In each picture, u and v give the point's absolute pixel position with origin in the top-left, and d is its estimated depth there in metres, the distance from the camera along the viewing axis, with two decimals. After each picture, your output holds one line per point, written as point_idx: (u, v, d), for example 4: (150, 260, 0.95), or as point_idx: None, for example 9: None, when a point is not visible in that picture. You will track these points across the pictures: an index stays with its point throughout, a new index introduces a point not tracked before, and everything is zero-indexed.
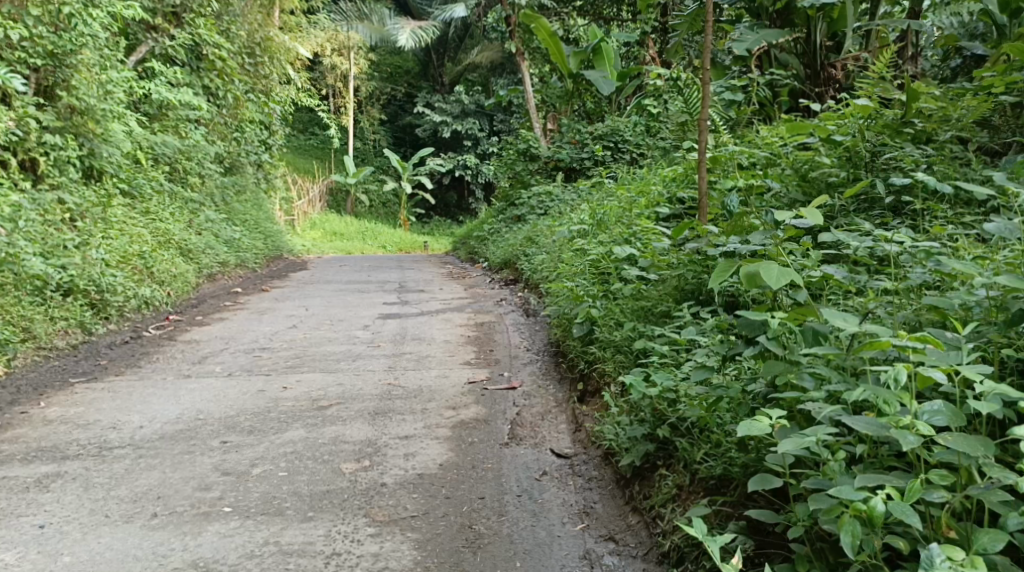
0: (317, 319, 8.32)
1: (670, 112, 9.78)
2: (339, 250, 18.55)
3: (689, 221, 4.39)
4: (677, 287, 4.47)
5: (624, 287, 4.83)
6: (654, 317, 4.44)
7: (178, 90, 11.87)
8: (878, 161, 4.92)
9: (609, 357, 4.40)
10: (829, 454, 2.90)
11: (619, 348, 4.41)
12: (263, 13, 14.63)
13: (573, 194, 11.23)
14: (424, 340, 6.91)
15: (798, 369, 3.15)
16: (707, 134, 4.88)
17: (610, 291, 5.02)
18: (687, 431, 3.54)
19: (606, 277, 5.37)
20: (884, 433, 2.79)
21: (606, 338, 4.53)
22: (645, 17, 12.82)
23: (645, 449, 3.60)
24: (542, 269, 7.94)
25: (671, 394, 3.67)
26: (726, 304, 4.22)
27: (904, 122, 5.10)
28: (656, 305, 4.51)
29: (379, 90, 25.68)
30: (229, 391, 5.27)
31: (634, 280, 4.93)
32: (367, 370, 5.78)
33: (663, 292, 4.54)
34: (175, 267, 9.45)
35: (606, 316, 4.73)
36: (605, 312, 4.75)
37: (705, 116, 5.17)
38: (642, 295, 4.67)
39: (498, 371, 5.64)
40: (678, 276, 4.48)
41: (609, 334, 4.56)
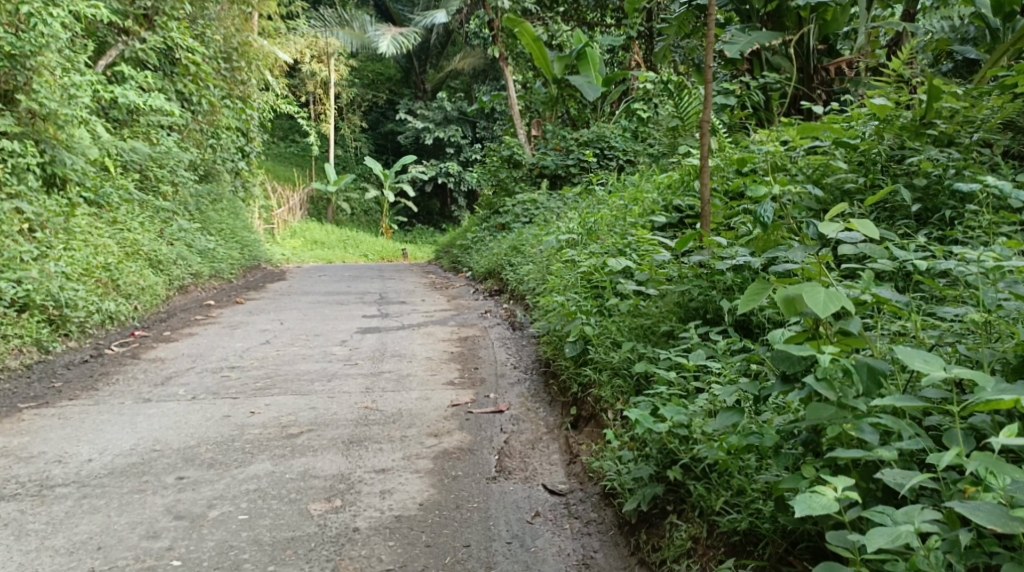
0: (293, 334, 7.92)
1: (661, 117, 9.44)
2: (320, 259, 18.12)
3: (694, 232, 4.23)
4: (682, 304, 4.14)
5: (620, 303, 4.46)
6: (657, 337, 4.10)
7: (149, 95, 11.43)
8: (897, 166, 4.72)
9: (607, 380, 4.04)
10: (924, 546, 2.56)
11: (618, 370, 4.05)
12: (240, 17, 14.24)
13: (559, 201, 10.87)
14: (405, 356, 6.52)
15: (856, 421, 2.79)
16: (709, 137, 4.52)
17: (605, 307, 4.65)
18: (702, 474, 3.22)
19: (599, 290, 5.00)
20: (1014, 527, 2.48)
21: (604, 359, 4.17)
22: (631, 21, 12.48)
23: (654, 493, 3.28)
24: (529, 281, 7.56)
25: (684, 430, 3.33)
26: (737, 324, 3.93)
27: (925, 123, 4.85)
28: (656, 324, 4.16)
29: (359, 96, 25.26)
30: (191, 416, 4.87)
31: (632, 296, 4.57)
32: (342, 392, 5.38)
33: (664, 309, 4.20)
34: (143, 279, 9.02)
35: (602, 334, 4.36)
36: (602, 330, 4.38)
37: (707, 117, 4.80)
38: (641, 312, 4.31)
39: (484, 392, 5.25)
40: (683, 293, 4.15)
41: (605, 354, 4.19)
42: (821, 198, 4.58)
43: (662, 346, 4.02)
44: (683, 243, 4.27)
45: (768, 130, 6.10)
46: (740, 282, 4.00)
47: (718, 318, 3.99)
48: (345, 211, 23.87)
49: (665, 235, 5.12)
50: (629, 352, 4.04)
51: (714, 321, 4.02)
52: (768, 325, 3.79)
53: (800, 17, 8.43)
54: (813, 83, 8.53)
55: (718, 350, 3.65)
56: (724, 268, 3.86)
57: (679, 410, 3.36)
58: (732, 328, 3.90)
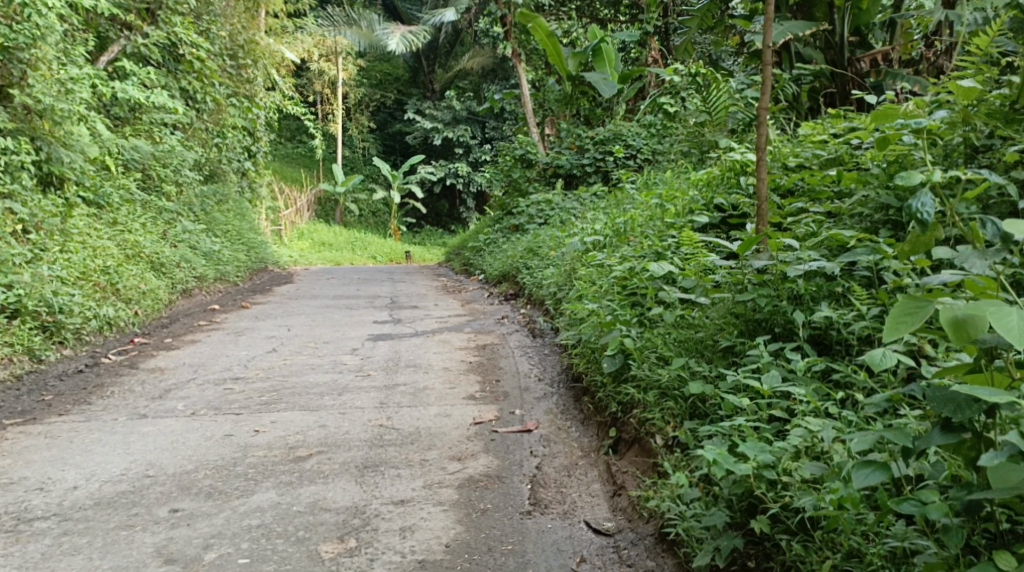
0: (300, 341, 7.50)
1: (686, 112, 8.98)
2: (328, 262, 17.72)
3: (756, 236, 3.82)
4: (742, 316, 3.80)
5: (663, 313, 4.09)
6: (710, 353, 3.75)
7: (152, 91, 11.04)
8: (990, 155, 4.33)
9: (652, 399, 3.66)
10: None
11: (665, 390, 3.68)
12: (247, 14, 13.87)
13: (577, 202, 10.41)
14: (420, 367, 6.08)
15: None
16: (766, 127, 4.12)
17: (647, 316, 4.27)
18: (798, 528, 2.90)
19: (637, 298, 4.59)
20: None
21: (648, 374, 3.79)
22: (647, 16, 12.06)
23: (734, 546, 2.93)
24: (550, 285, 7.13)
25: (770, 474, 3.00)
26: (812, 338, 3.65)
27: (1016, 108, 4.42)
28: (711, 337, 3.80)
29: (367, 96, 24.85)
30: (189, 435, 4.44)
31: (679, 305, 4.20)
32: (354, 407, 4.95)
33: (718, 320, 3.85)
34: (143, 282, 8.61)
35: (646, 348, 3.95)
36: (647, 340, 4.00)
37: (763, 110, 4.37)
38: (693, 323, 3.94)
39: (508, 409, 4.82)
40: (742, 302, 3.82)
41: (650, 371, 3.80)
42: (902, 193, 4.17)
43: (721, 363, 3.66)
44: (745, 248, 3.86)
45: (812, 125, 5.65)
46: (816, 292, 3.73)
47: (790, 333, 3.68)
48: (353, 213, 23.45)
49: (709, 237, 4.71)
50: (679, 370, 3.66)
51: (785, 336, 3.70)
52: (856, 341, 3.50)
53: (830, 8, 8.08)
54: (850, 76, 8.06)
55: (796, 376, 3.39)
56: (794, 274, 3.66)
57: (762, 449, 3.05)
58: (805, 343, 3.61)
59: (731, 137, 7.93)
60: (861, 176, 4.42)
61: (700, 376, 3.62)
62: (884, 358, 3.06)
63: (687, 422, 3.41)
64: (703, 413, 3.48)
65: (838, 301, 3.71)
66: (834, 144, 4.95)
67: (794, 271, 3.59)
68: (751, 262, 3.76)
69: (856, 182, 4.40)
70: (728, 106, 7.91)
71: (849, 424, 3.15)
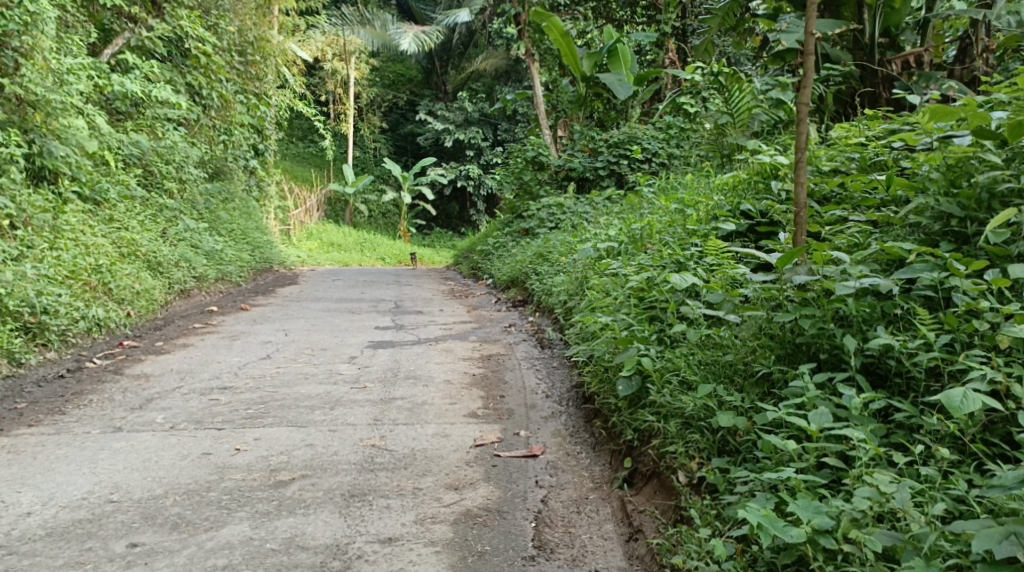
0: (298, 347, 7.14)
1: (707, 113, 8.54)
2: (335, 262, 17.37)
3: (801, 248, 3.51)
4: (779, 338, 3.54)
5: (687, 329, 3.81)
6: (741, 380, 3.50)
7: (156, 85, 10.70)
8: None
9: (676, 428, 3.44)
10: None
11: (690, 419, 3.44)
12: (257, 10, 13.52)
13: (589, 206, 10.02)
14: (420, 379, 5.68)
15: None
16: (808, 126, 3.71)
17: (671, 334, 3.93)
18: None
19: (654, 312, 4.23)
20: None
21: (671, 402, 3.53)
22: (664, 17, 11.66)
23: None
24: (559, 293, 6.76)
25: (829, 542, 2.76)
26: (865, 367, 3.37)
27: None
28: (742, 361, 3.54)
29: (379, 96, 24.49)
30: (163, 453, 4.06)
31: (704, 320, 3.90)
32: (346, 425, 4.57)
33: (752, 344, 3.59)
34: (137, 282, 8.24)
35: (668, 369, 3.69)
36: (670, 359, 3.74)
37: (806, 108, 3.98)
38: (723, 345, 3.66)
39: (512, 430, 4.45)
40: (779, 322, 3.56)
41: (671, 398, 3.55)
42: (965, 202, 3.75)
43: (755, 392, 3.42)
44: (786, 261, 3.53)
45: (846, 127, 5.26)
46: (867, 314, 3.42)
47: (836, 361, 3.39)
48: (363, 213, 23.10)
49: (737, 246, 4.38)
50: (707, 400, 3.43)
51: (828, 363, 3.41)
52: (921, 376, 3.22)
53: (859, 7, 7.64)
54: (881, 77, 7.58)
55: (850, 415, 3.15)
56: (845, 292, 3.37)
57: (818, 510, 2.83)
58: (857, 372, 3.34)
59: (754, 140, 7.54)
60: (913, 183, 4.03)
61: (729, 406, 3.39)
62: (964, 402, 2.95)
63: (717, 461, 3.21)
64: (734, 449, 3.26)
65: (895, 323, 3.42)
66: (876, 149, 4.58)
67: (844, 291, 3.36)
68: (792, 279, 3.52)
69: (905, 189, 4.04)
70: (751, 107, 7.52)
71: (922, 481, 2.93)
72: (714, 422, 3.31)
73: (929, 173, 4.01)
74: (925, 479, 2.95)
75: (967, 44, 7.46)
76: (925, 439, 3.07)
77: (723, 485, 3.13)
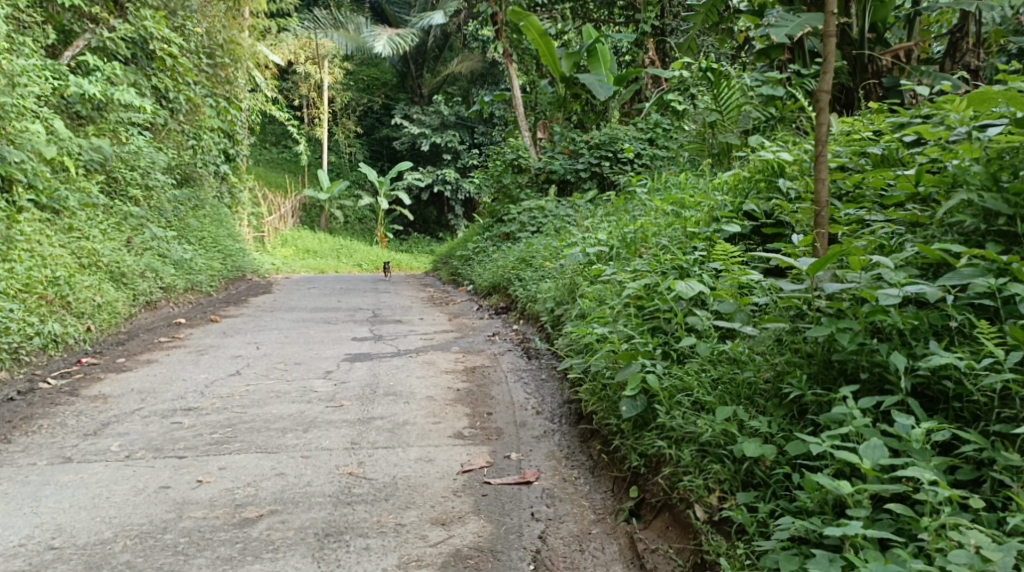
0: (269, 361, 6.76)
1: (694, 112, 8.23)
2: (311, 269, 16.93)
3: (834, 252, 3.24)
4: (811, 356, 3.30)
5: (697, 344, 3.60)
6: (760, 401, 3.31)
7: (119, 88, 10.25)
8: None
9: (691, 456, 3.23)
10: None
11: (706, 446, 3.24)
12: (226, 11, 13.10)
13: (572, 209, 9.68)
14: (401, 395, 5.30)
15: None
16: (829, 116, 3.45)
17: (679, 349, 3.71)
18: None
19: (655, 324, 3.96)
20: None
21: (684, 426, 3.32)
22: (644, 15, 11.33)
23: None
24: (546, 300, 6.41)
25: None
26: (918, 391, 3.14)
27: None
28: (761, 382, 3.35)
29: (354, 100, 24.05)
30: (115, 488, 3.68)
31: (715, 333, 3.69)
32: (320, 449, 4.18)
33: (778, 365, 3.36)
34: (98, 294, 7.82)
35: (676, 389, 3.49)
36: (682, 378, 3.52)
37: (825, 96, 3.69)
38: (743, 363, 3.46)
39: (502, 453, 4.12)
40: (802, 336, 3.34)
41: (683, 421, 3.34)
42: (1010, 198, 3.48)
43: (780, 415, 3.21)
44: (817, 267, 3.25)
45: (851, 121, 4.96)
46: (904, 327, 3.18)
47: (875, 383, 3.16)
48: (339, 219, 22.66)
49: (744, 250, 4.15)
50: (727, 425, 3.22)
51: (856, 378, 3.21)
52: (993, 403, 2.97)
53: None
54: (872, 71, 7.22)
55: (909, 448, 2.91)
56: (888, 302, 3.13)
57: None
58: (908, 396, 3.11)
59: (743, 137, 7.21)
60: (947, 177, 3.78)
61: (748, 430, 3.20)
62: None
63: (742, 497, 3.02)
64: (760, 482, 3.07)
65: (943, 338, 3.19)
66: (890, 145, 4.32)
67: (888, 301, 3.13)
68: (825, 287, 3.24)
69: (940, 185, 3.79)
70: (741, 104, 7.22)
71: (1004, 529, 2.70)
72: (737, 451, 3.10)
73: (967, 164, 3.72)
74: (1008, 527, 2.71)
75: (958, 38, 6.99)
76: (1002, 476, 2.83)
77: (754, 527, 2.93)
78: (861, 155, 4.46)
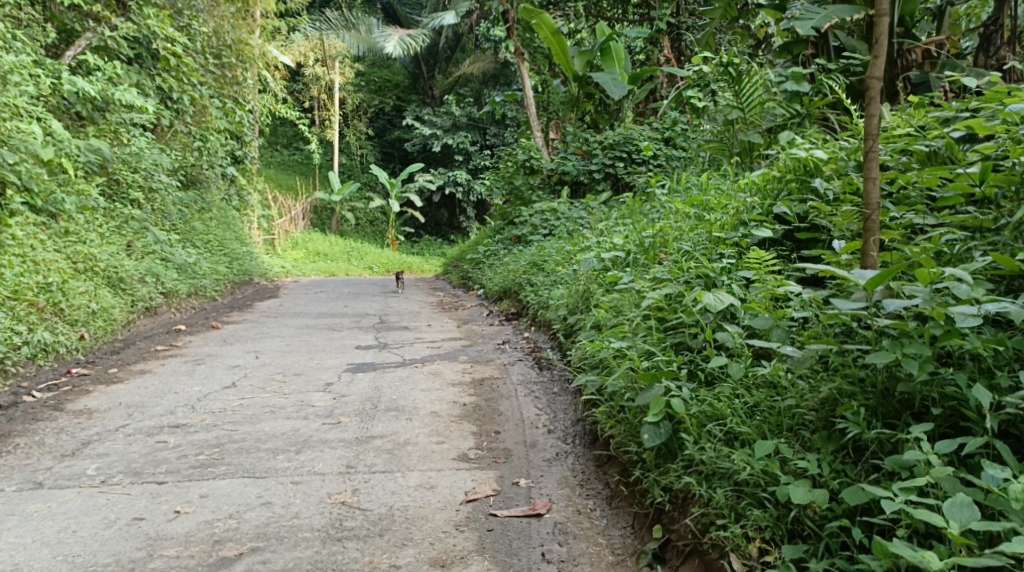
0: (268, 372, 6.42)
1: (715, 109, 7.85)
2: (322, 272, 16.63)
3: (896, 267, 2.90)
4: (871, 383, 3.03)
5: (729, 366, 3.34)
6: (807, 435, 3.05)
7: (121, 88, 9.89)
8: None
9: (727, 497, 2.98)
10: None
11: (742, 486, 2.99)
12: (234, 11, 12.80)
13: (585, 212, 9.33)
14: (403, 411, 4.96)
15: None
16: (879, 107, 3.19)
17: (709, 369, 3.45)
18: None
19: (680, 341, 3.66)
20: None
21: (716, 460, 3.07)
22: (659, 13, 10.91)
23: None
24: (558, 308, 6.07)
25: None
26: (1003, 429, 2.87)
27: None
28: (804, 413, 3.10)
29: (365, 102, 23.70)
30: (85, 519, 3.40)
31: (748, 352, 3.43)
32: (313, 474, 3.84)
33: (824, 397, 3.08)
34: (93, 300, 7.52)
35: (707, 417, 3.24)
36: (715, 404, 3.24)
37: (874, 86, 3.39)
38: (784, 389, 3.21)
39: (510, 478, 3.77)
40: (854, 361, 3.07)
41: (715, 454, 3.09)
42: None
43: (829, 451, 2.95)
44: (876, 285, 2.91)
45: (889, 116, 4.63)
46: (984, 351, 2.93)
47: (951, 424, 2.91)
48: (350, 221, 22.35)
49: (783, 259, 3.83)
50: (768, 463, 2.97)
51: (925, 415, 2.96)
52: None
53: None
54: (902, 66, 6.85)
55: (1001, 505, 2.64)
56: (967, 325, 2.84)
57: None
58: (995, 437, 2.84)
59: (767, 136, 6.84)
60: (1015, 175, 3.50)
61: (793, 469, 2.95)
62: None
63: (788, 550, 2.78)
64: (811, 533, 2.82)
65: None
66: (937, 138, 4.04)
67: (967, 323, 2.84)
68: (884, 304, 2.94)
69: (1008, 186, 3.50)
70: (764, 101, 6.88)
71: None
72: (784, 496, 2.85)
73: None
74: None
75: (991, 31, 6.39)
76: None
77: None
78: (904, 153, 4.16)
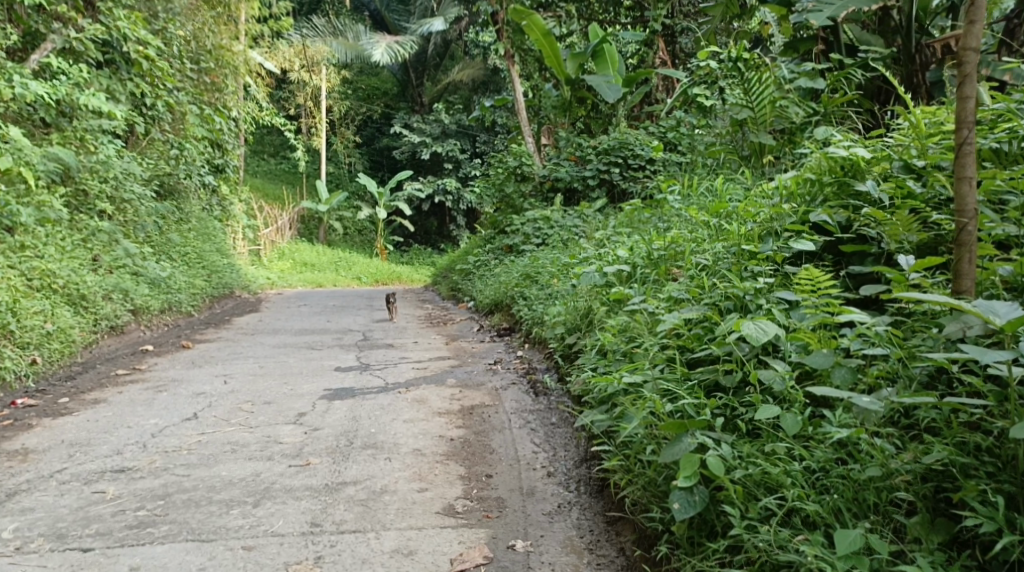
0: (237, 398, 5.84)
1: (724, 108, 7.27)
2: (308, 283, 15.98)
3: None
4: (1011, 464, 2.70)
5: (782, 417, 3.00)
6: (902, 520, 2.71)
7: (89, 93, 9.06)
8: None
9: None
10: None
11: None
12: (214, 15, 12.12)
13: (580, 219, 8.76)
14: (382, 448, 4.35)
15: None
16: (973, 90, 2.97)
17: (753, 420, 3.10)
18: None
19: (715, 382, 3.29)
20: None
21: (773, 547, 2.72)
22: (655, 13, 10.22)
23: None
24: (554, 325, 5.51)
25: None
26: None
27: None
28: (890, 492, 2.77)
29: (353, 110, 23.06)
30: None
31: (800, 397, 3.09)
32: (270, 536, 3.31)
33: (923, 471, 2.77)
34: (48, 321, 6.89)
35: (752, 483, 2.89)
36: (764, 468, 2.90)
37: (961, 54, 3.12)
38: (854, 452, 2.88)
39: (505, 539, 3.28)
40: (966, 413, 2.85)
41: (770, 537, 2.74)
42: None
43: (935, 544, 2.65)
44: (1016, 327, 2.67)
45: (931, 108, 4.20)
46: None
47: None
48: (338, 231, 21.71)
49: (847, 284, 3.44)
50: (853, 564, 2.60)
51: None
52: None
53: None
54: (917, 64, 6.22)
55: None
56: None
57: None
58: None
59: (780, 138, 6.25)
60: None
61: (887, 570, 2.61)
62: None
63: None
64: None
65: None
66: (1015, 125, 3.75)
67: None
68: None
69: None
70: (775, 100, 6.24)
71: None
72: None
73: None
74: None
75: (1014, 25, 5.61)
76: None
77: None
78: None
